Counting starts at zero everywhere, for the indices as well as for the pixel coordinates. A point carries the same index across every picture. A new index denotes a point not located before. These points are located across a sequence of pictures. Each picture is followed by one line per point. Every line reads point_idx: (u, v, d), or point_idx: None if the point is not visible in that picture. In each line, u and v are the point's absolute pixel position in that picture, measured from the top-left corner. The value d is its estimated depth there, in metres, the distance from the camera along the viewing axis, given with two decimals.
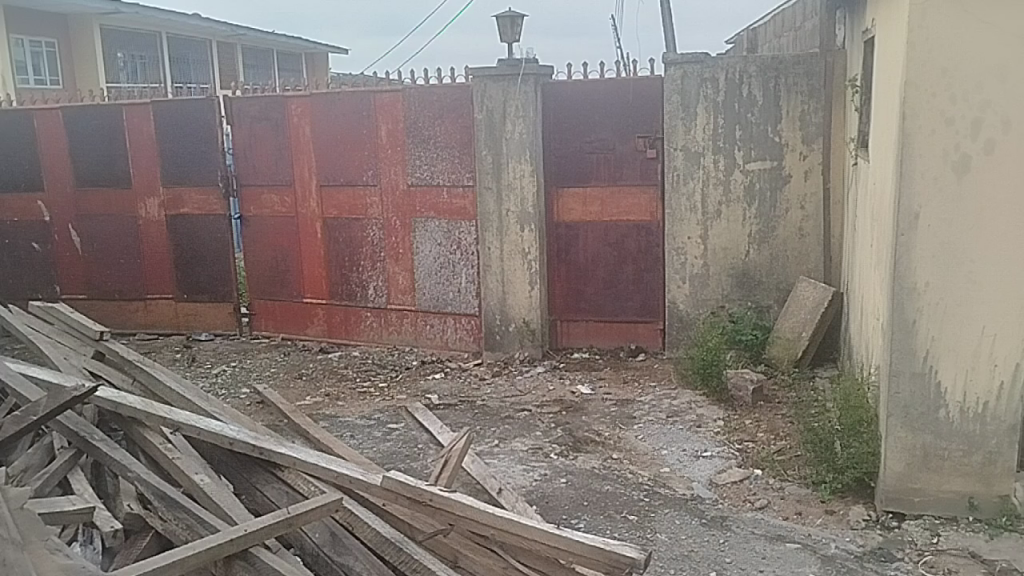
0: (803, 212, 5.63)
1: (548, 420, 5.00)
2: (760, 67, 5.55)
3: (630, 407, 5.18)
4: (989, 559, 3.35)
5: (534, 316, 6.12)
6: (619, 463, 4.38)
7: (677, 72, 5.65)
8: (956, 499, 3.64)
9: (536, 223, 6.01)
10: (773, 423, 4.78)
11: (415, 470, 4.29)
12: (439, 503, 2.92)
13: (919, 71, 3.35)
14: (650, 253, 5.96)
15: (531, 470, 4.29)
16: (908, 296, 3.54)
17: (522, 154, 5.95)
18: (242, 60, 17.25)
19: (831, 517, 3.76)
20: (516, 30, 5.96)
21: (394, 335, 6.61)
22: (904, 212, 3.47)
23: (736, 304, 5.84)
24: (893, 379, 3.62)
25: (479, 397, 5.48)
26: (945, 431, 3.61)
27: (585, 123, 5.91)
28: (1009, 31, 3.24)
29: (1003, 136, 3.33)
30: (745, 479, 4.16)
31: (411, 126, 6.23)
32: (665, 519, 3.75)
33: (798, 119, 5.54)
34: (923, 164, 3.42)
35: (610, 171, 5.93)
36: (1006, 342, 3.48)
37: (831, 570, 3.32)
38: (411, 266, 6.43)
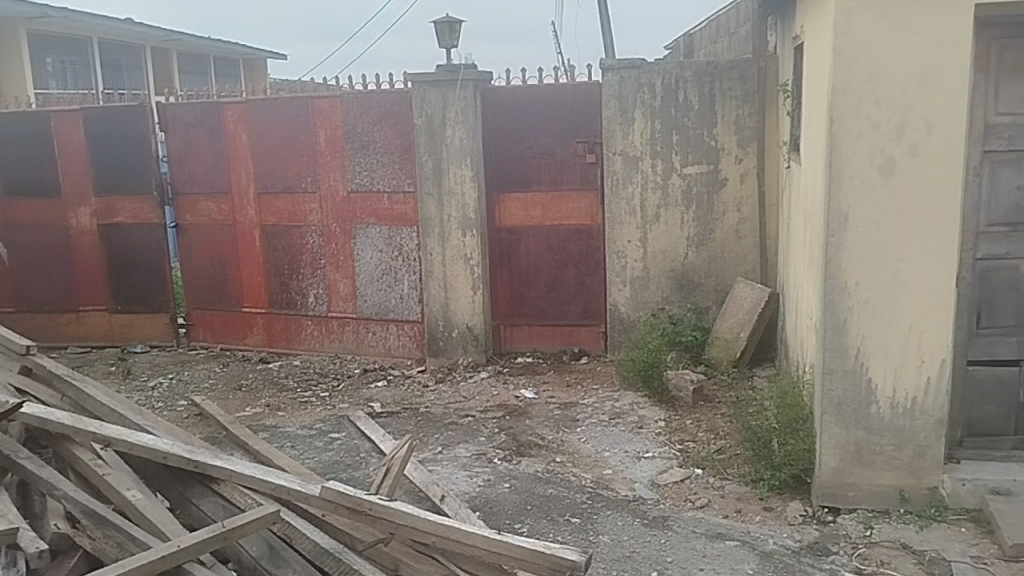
0: (740, 214, 5.74)
1: (492, 425, 5.00)
2: (695, 72, 5.65)
3: (573, 410, 5.21)
4: (920, 550, 3.45)
5: (478, 321, 6.11)
6: (562, 466, 4.40)
7: (614, 77, 5.71)
8: (888, 492, 3.75)
9: (477, 228, 6.00)
10: (713, 423, 4.85)
11: (357, 479, 4.24)
12: (379, 512, 2.90)
13: (845, 76, 3.44)
14: (591, 257, 6.01)
15: (474, 476, 4.28)
16: (839, 295, 3.62)
17: (463, 159, 5.94)
18: (176, 65, 16.90)
19: (769, 514, 3.83)
20: (455, 35, 5.96)
21: (336, 343, 6.55)
22: (834, 213, 3.56)
23: (676, 306, 5.92)
24: (827, 377, 3.71)
25: (422, 403, 5.45)
26: (877, 426, 3.71)
27: (525, 128, 5.93)
28: (929, 37, 3.36)
29: (926, 139, 3.44)
30: (686, 479, 4.22)
31: (349, 132, 6.17)
32: (608, 520, 3.78)
33: (733, 123, 5.64)
34: (851, 167, 3.51)
35: (550, 176, 5.96)
36: (931, 339, 3.59)
37: (769, 566, 3.38)
38: (352, 272, 6.38)
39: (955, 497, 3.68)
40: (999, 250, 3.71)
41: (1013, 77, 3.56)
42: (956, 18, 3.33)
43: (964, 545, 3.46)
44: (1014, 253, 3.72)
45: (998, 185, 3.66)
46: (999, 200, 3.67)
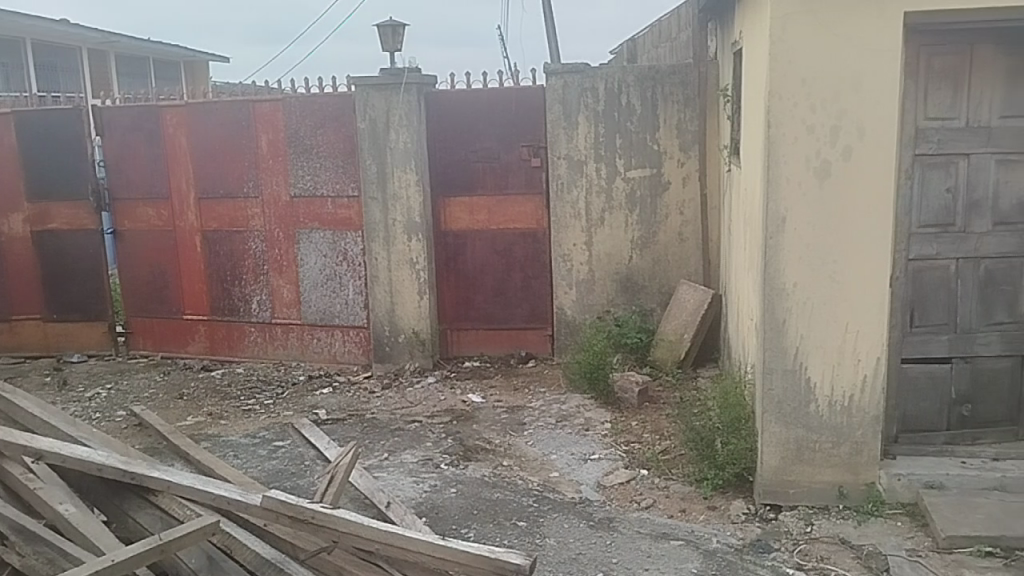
0: (682, 217, 5.82)
1: (439, 431, 4.98)
2: (637, 77, 5.70)
3: (520, 414, 5.22)
4: (857, 544, 3.53)
5: (424, 325, 6.08)
6: (509, 470, 4.40)
7: (558, 81, 5.74)
8: (827, 488, 3.83)
9: (423, 232, 5.97)
10: (658, 423, 4.91)
11: (302, 487, 4.18)
12: (321, 520, 2.86)
13: (781, 81, 3.50)
14: (537, 261, 6.03)
15: (421, 482, 4.25)
16: (778, 296, 3.69)
17: (407, 163, 5.90)
18: (114, 68, 16.52)
19: (713, 513, 3.88)
20: (398, 39, 5.93)
21: (280, 351, 6.46)
22: (772, 216, 3.62)
23: (621, 308, 5.97)
24: (767, 376, 3.78)
25: (368, 410, 5.40)
26: (816, 424, 3.79)
27: (470, 133, 5.93)
28: (861, 44, 3.44)
29: (859, 142, 3.52)
30: (632, 480, 4.25)
31: (292, 136, 6.10)
32: (554, 523, 3.79)
33: (675, 128, 5.72)
34: (788, 170, 3.58)
35: (495, 180, 5.97)
36: (867, 337, 3.67)
37: (713, 564, 3.42)
38: (295, 278, 6.30)
39: (891, 492, 3.76)
40: (930, 250, 3.82)
41: (941, 83, 3.67)
42: (886, 26, 3.42)
43: (900, 538, 3.55)
44: (944, 253, 3.83)
45: (928, 187, 3.76)
46: (930, 202, 3.78)
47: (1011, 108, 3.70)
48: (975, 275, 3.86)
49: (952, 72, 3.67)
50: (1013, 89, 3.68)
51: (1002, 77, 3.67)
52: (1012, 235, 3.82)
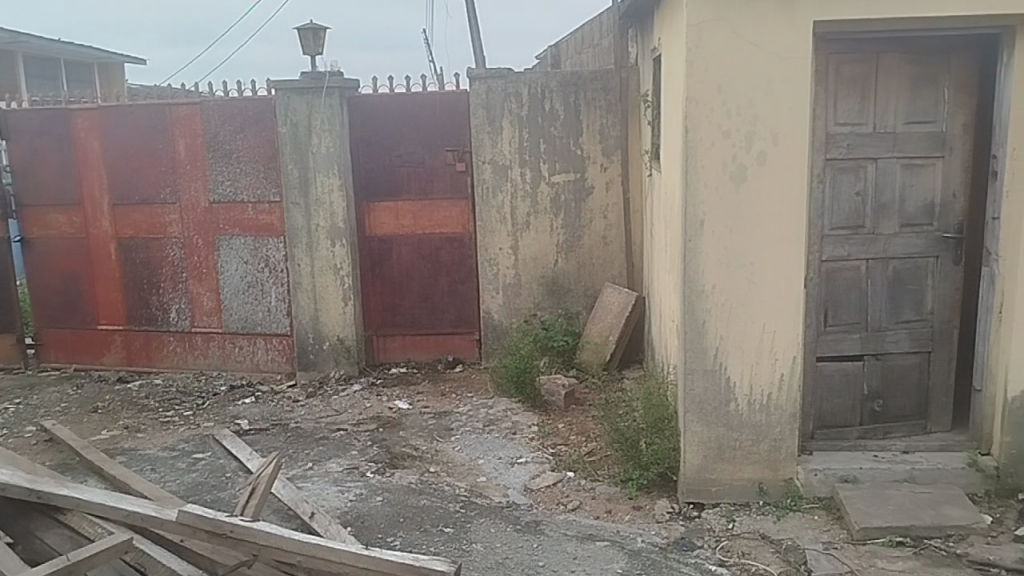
0: (606, 221, 5.89)
1: (365, 438, 4.92)
2: (560, 83, 5.75)
3: (447, 419, 5.19)
4: (777, 539, 3.62)
5: (349, 332, 6.01)
6: (436, 476, 4.38)
7: (481, 86, 5.74)
8: (747, 485, 3.91)
9: (347, 237, 5.90)
10: (584, 425, 4.96)
11: (223, 499, 4.08)
12: (240, 534, 2.81)
13: (697, 87, 3.57)
14: (463, 265, 6.03)
15: (346, 491, 4.19)
16: (697, 298, 3.76)
17: (330, 168, 5.82)
18: (23, 70, 15.88)
19: (638, 512, 3.93)
20: (319, 42, 5.85)
21: (200, 360, 6.29)
22: (690, 219, 3.69)
23: (547, 311, 6.02)
24: (688, 376, 3.84)
25: (292, 419, 5.31)
26: (736, 423, 3.87)
27: (394, 137, 5.90)
28: (774, 51, 3.54)
29: (773, 147, 3.62)
30: (558, 482, 4.28)
31: (210, 140, 5.96)
32: (480, 528, 3.78)
33: (598, 132, 5.78)
34: (705, 174, 3.65)
35: (420, 184, 5.95)
36: (783, 337, 3.77)
37: (638, 564, 3.46)
38: (216, 286, 6.16)
39: (809, 487, 3.87)
40: (842, 251, 3.95)
41: (850, 90, 3.80)
42: (796, 34, 3.52)
43: (817, 532, 3.65)
44: (855, 254, 3.97)
45: (838, 191, 3.89)
46: (840, 206, 3.91)
47: (915, 115, 3.84)
48: (885, 276, 4.00)
49: (859, 80, 3.80)
50: (917, 96, 3.82)
51: (907, 85, 3.81)
52: (918, 237, 3.97)
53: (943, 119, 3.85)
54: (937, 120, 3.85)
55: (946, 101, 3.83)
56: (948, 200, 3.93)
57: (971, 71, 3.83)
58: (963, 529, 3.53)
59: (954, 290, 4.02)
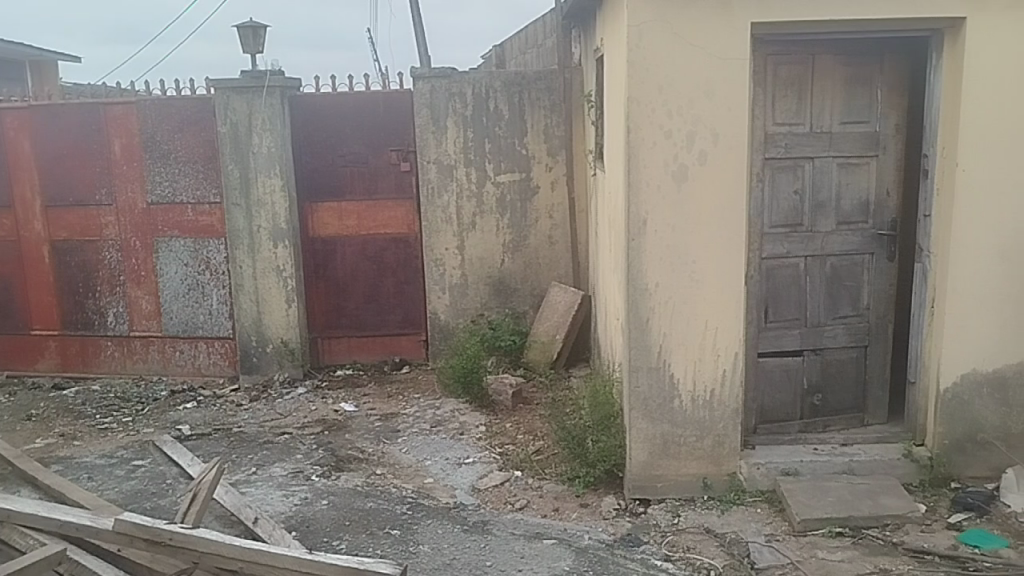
0: (552, 221, 5.91)
1: (310, 442, 4.86)
2: (504, 83, 5.75)
3: (394, 421, 5.16)
4: (721, 532, 3.67)
5: (293, 335, 5.93)
6: (382, 478, 4.35)
7: (425, 86, 5.72)
8: (692, 480, 3.97)
9: (289, 239, 5.82)
10: (531, 424, 4.97)
11: (163, 507, 3.98)
12: (179, 542, 2.78)
13: (639, 87, 3.60)
14: (409, 265, 5.99)
15: (290, 495, 4.14)
16: (641, 296, 3.79)
17: (272, 168, 5.74)
18: None
19: (585, 510, 3.95)
20: (259, 41, 5.76)
21: (140, 365, 6.14)
22: (634, 218, 3.72)
23: (494, 311, 6.02)
24: (633, 374, 3.88)
25: (235, 423, 5.21)
26: (681, 419, 3.92)
27: (337, 137, 5.84)
28: (713, 53, 3.59)
29: (713, 147, 3.67)
30: (506, 482, 4.28)
31: (147, 140, 5.82)
32: (427, 529, 3.76)
33: (542, 132, 5.80)
34: (647, 174, 3.68)
35: (364, 184, 5.90)
36: (724, 334, 3.83)
37: (584, 561, 3.48)
38: (155, 289, 6.02)
39: (751, 481, 3.94)
40: (781, 249, 4.03)
41: (787, 91, 3.87)
42: (734, 35, 3.58)
43: (760, 524, 3.71)
44: (794, 252, 4.05)
45: (777, 189, 3.97)
46: (779, 204, 3.98)
47: (850, 115, 3.94)
48: (823, 272, 4.09)
49: (796, 81, 3.87)
50: (852, 97, 3.92)
51: (842, 87, 3.90)
52: (854, 234, 4.07)
53: (877, 120, 3.95)
54: (871, 120, 3.95)
55: (879, 102, 3.93)
56: (882, 198, 4.04)
57: (902, 73, 3.94)
58: (898, 518, 3.63)
59: (889, 286, 4.14)
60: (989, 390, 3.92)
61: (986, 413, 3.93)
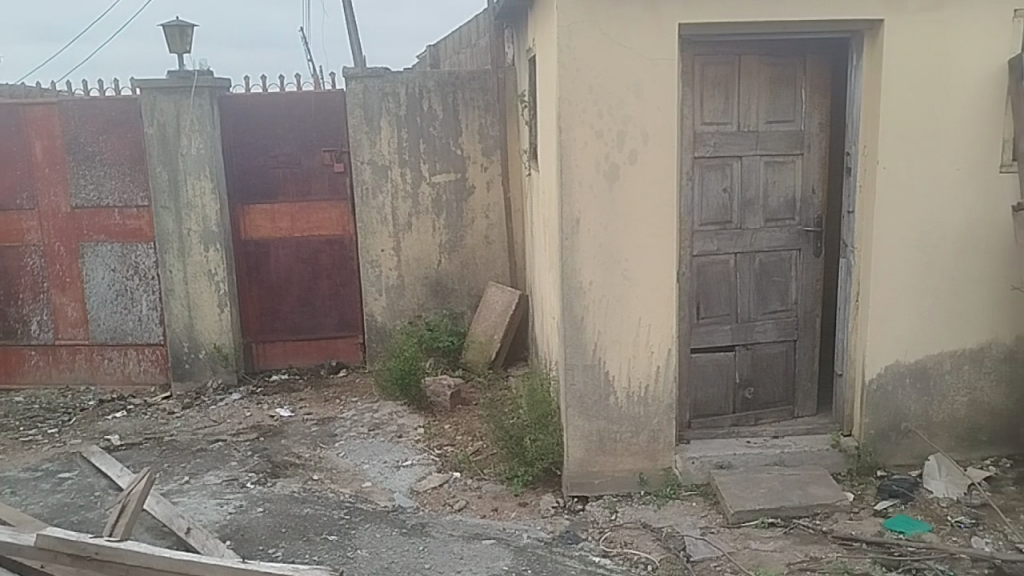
0: (488, 221, 5.91)
1: (244, 448, 4.78)
2: (438, 83, 5.73)
3: (331, 425, 5.10)
4: (657, 527, 3.72)
5: (226, 340, 5.82)
6: (319, 484, 4.30)
7: (358, 86, 5.67)
8: (629, 476, 4.01)
9: (221, 242, 5.71)
10: (470, 424, 4.97)
11: (91, 520, 3.87)
12: (106, 555, 2.79)
13: (569, 88, 3.63)
14: (345, 267, 5.94)
15: (224, 504, 4.06)
16: (576, 294, 3.82)
17: (202, 170, 5.62)
18: None
19: (524, 509, 3.97)
20: (186, 40, 5.63)
21: (66, 374, 5.95)
22: (567, 218, 3.75)
23: (432, 312, 6.00)
24: (569, 372, 3.90)
25: (167, 432, 5.10)
26: (616, 416, 3.96)
27: (268, 138, 5.76)
28: (642, 53, 3.63)
29: (644, 147, 3.72)
30: (444, 483, 4.27)
31: (70, 142, 5.65)
32: (365, 534, 3.72)
33: (477, 132, 5.80)
34: (580, 174, 3.71)
35: (297, 186, 5.83)
36: (658, 330, 3.88)
37: (523, 559, 3.49)
38: (81, 295, 5.84)
39: (686, 475, 4.01)
40: (711, 247, 4.10)
41: (714, 91, 3.94)
42: (662, 36, 3.63)
43: (695, 518, 3.78)
44: (724, 249, 4.12)
45: (706, 188, 4.04)
46: (709, 202, 4.05)
47: (775, 114, 4.03)
48: (752, 268, 4.17)
49: (722, 81, 3.95)
50: (776, 97, 4.01)
51: (767, 87, 3.99)
52: (781, 231, 4.16)
53: (801, 119, 4.05)
54: (796, 119, 4.05)
55: (803, 102, 4.03)
56: (807, 195, 4.14)
57: (825, 73, 4.04)
58: (827, 507, 3.72)
59: (815, 281, 4.25)
60: (911, 380, 4.05)
61: (909, 402, 4.06)
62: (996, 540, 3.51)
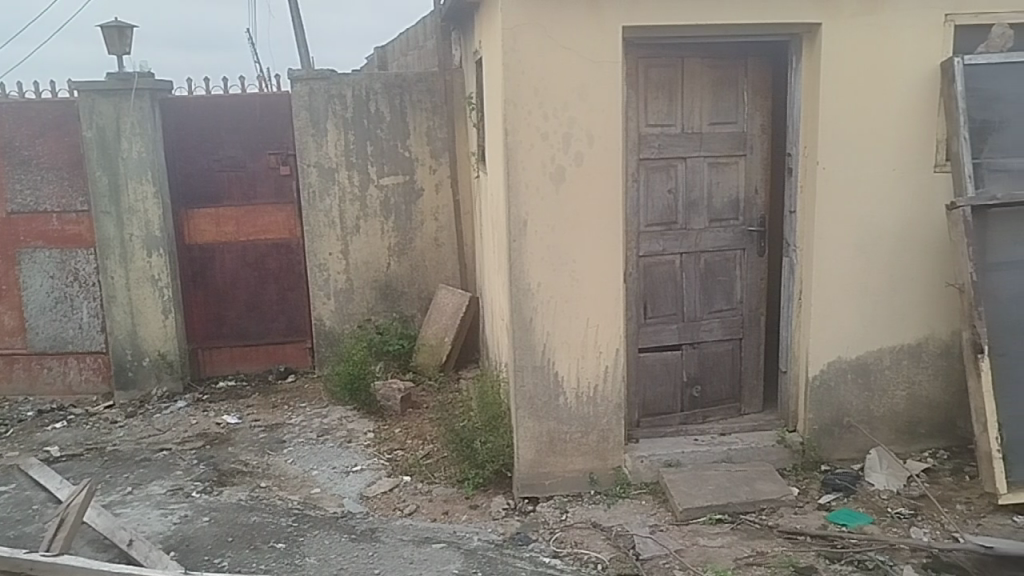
0: (437, 223, 5.90)
1: (190, 457, 4.69)
2: (384, 85, 5.69)
3: (279, 432, 5.04)
4: (607, 526, 3.75)
5: (171, 346, 5.72)
6: (267, 491, 4.24)
7: (303, 88, 5.62)
8: (579, 476, 4.03)
9: (164, 247, 5.60)
10: (421, 428, 4.94)
11: (29, 534, 3.76)
12: (40, 570, 2.90)
13: (514, 90, 3.63)
14: (292, 271, 5.89)
15: (169, 514, 3.98)
16: (524, 296, 3.83)
17: (144, 174, 5.50)
18: None
19: (475, 511, 3.96)
20: (126, 41, 5.52)
21: (4, 385, 5.78)
22: (514, 219, 3.75)
23: (382, 316, 5.96)
24: (518, 373, 3.91)
25: (109, 441, 4.98)
26: (566, 416, 3.97)
27: (212, 141, 5.70)
28: (586, 56, 3.66)
29: (589, 149, 3.74)
30: (394, 488, 4.24)
31: (5, 146, 5.49)
32: (314, 541, 3.68)
33: (425, 135, 5.78)
34: (526, 176, 3.72)
35: (243, 189, 5.78)
36: (606, 331, 3.91)
37: (473, 562, 3.47)
38: (18, 303, 5.68)
39: (636, 474, 4.04)
40: (658, 247, 4.14)
41: (658, 93, 3.99)
42: (606, 38, 3.65)
43: (644, 516, 3.81)
44: (669, 249, 4.17)
45: (652, 189, 4.07)
46: (654, 203, 4.09)
47: (718, 115, 4.09)
48: (697, 267, 4.23)
49: (666, 83, 3.99)
50: (719, 99, 4.07)
51: (710, 89, 4.05)
52: (725, 230, 4.23)
53: (743, 120, 4.11)
54: (738, 121, 4.12)
55: (745, 104, 4.10)
56: (750, 196, 4.21)
57: (766, 75, 4.11)
58: (773, 502, 3.79)
59: (759, 280, 4.32)
60: (853, 376, 4.14)
61: (851, 398, 4.15)
62: (934, 530, 3.60)
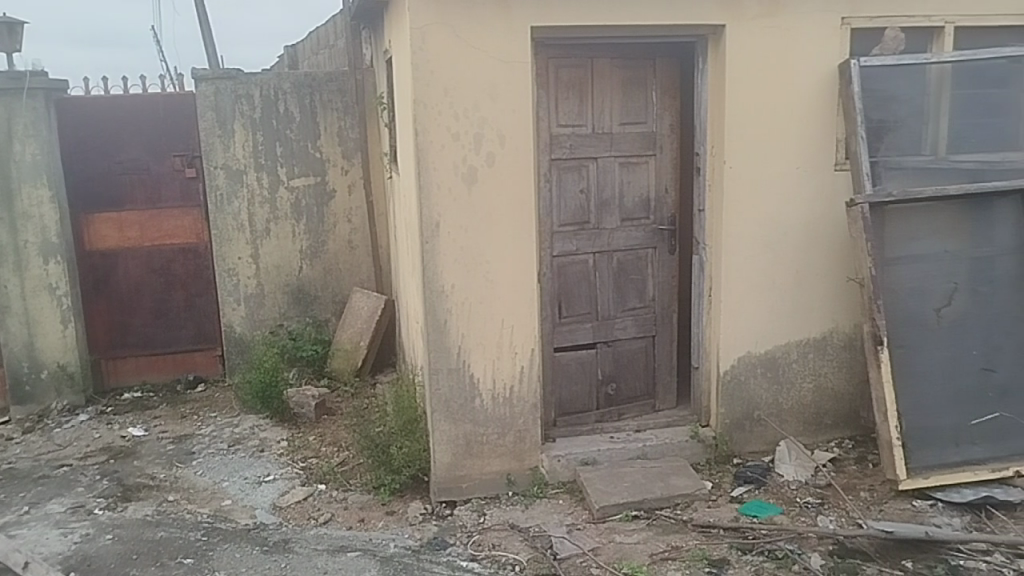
0: (350, 225, 5.81)
1: (93, 473, 4.50)
2: (294, 84, 5.58)
3: (188, 443, 4.87)
4: (524, 527, 3.74)
5: (71, 358, 5.47)
6: (174, 505, 4.09)
7: (208, 88, 5.45)
8: (496, 477, 4.02)
9: (62, 253, 5.35)
10: (336, 434, 4.85)
11: None
12: None
13: (424, 90, 3.59)
14: (200, 277, 5.75)
15: (69, 533, 3.80)
16: (438, 298, 3.79)
17: (38, 177, 5.22)
18: None
19: (391, 517, 3.91)
20: (15, 39, 5.27)
21: None
22: (426, 221, 3.70)
23: (294, 321, 5.83)
24: (433, 376, 3.86)
25: (4, 460, 4.73)
26: (482, 418, 3.95)
27: (112, 143, 5.51)
28: (496, 56, 3.64)
29: (500, 149, 3.73)
30: (308, 497, 4.15)
31: None
32: (224, 554, 3.57)
33: (336, 135, 5.67)
34: (437, 177, 3.68)
35: (147, 193, 5.61)
36: (521, 331, 3.91)
37: (389, 569, 3.42)
38: None
39: (553, 473, 4.05)
40: (571, 246, 4.16)
41: (569, 93, 4.00)
42: (515, 38, 3.65)
43: (561, 515, 3.82)
44: (582, 249, 4.19)
45: (564, 189, 4.08)
46: (567, 203, 4.10)
47: (628, 115, 4.13)
48: (610, 267, 4.26)
49: (576, 83, 4.01)
50: (628, 99, 4.11)
51: (619, 90, 4.08)
52: (637, 229, 4.27)
53: (652, 120, 4.17)
54: (648, 121, 4.17)
55: (654, 104, 4.15)
56: (660, 195, 4.27)
57: (673, 76, 4.17)
58: (687, 496, 3.84)
59: (669, 278, 4.39)
60: (762, 370, 4.23)
61: (760, 392, 4.24)
62: (840, 518, 3.72)
